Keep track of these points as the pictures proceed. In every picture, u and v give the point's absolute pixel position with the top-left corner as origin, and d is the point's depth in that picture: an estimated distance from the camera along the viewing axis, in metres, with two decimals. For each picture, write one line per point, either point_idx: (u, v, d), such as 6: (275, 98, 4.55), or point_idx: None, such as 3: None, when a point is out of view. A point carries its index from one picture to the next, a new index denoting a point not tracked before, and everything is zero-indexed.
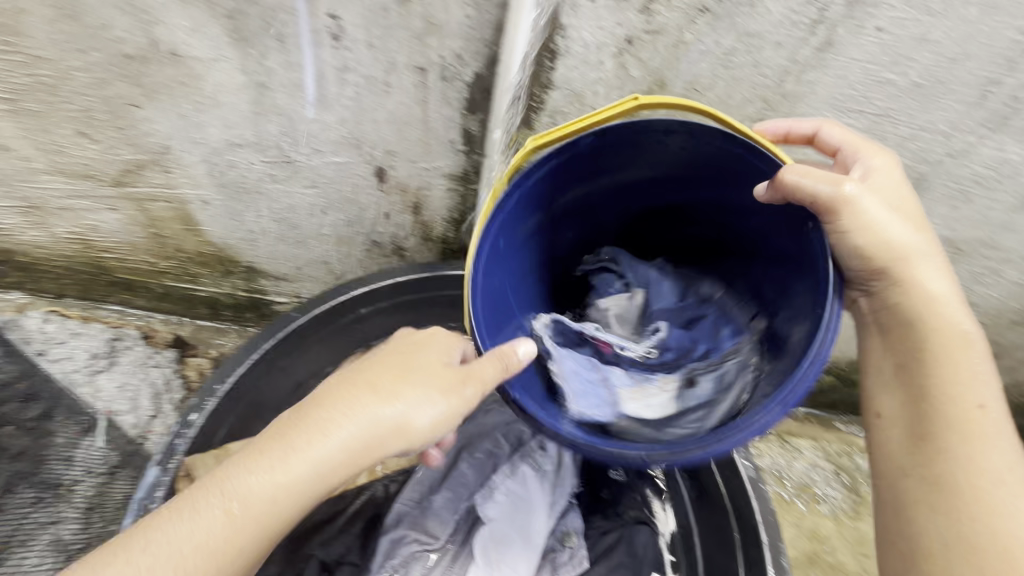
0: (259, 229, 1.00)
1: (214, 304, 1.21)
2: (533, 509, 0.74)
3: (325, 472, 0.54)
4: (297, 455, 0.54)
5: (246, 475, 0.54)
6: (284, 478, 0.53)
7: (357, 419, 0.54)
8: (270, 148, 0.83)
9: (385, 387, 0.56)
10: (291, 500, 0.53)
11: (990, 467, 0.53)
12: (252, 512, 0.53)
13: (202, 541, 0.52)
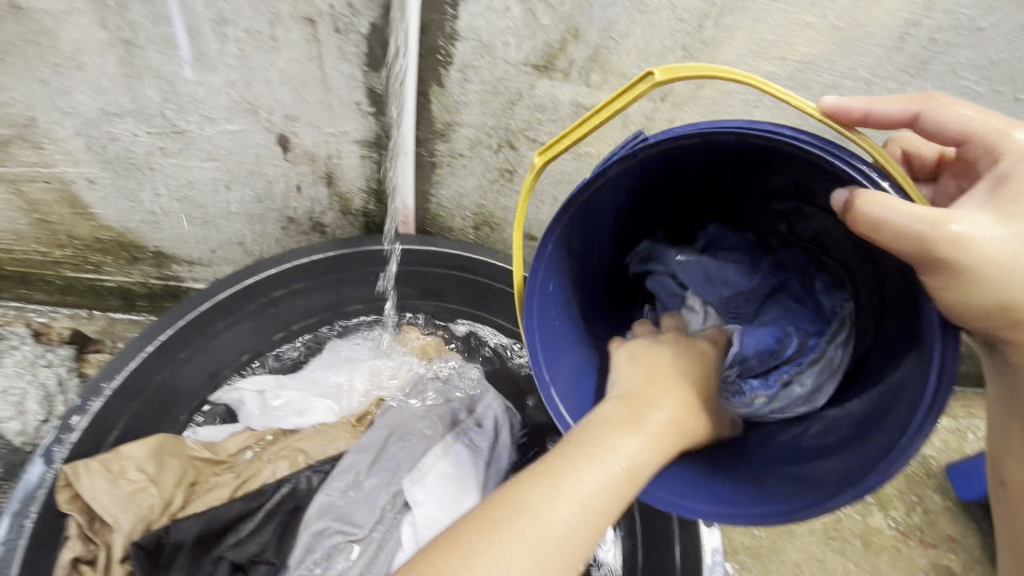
0: (160, 210, 0.90)
1: (125, 295, 1.11)
2: (465, 491, 0.72)
3: (617, 498, 0.44)
4: (570, 484, 0.43)
5: (518, 524, 0.41)
6: (612, 483, 0.44)
7: (628, 435, 0.47)
8: (153, 116, 0.74)
9: (645, 399, 0.52)
10: (586, 532, 0.42)
11: None
12: (547, 552, 0.41)
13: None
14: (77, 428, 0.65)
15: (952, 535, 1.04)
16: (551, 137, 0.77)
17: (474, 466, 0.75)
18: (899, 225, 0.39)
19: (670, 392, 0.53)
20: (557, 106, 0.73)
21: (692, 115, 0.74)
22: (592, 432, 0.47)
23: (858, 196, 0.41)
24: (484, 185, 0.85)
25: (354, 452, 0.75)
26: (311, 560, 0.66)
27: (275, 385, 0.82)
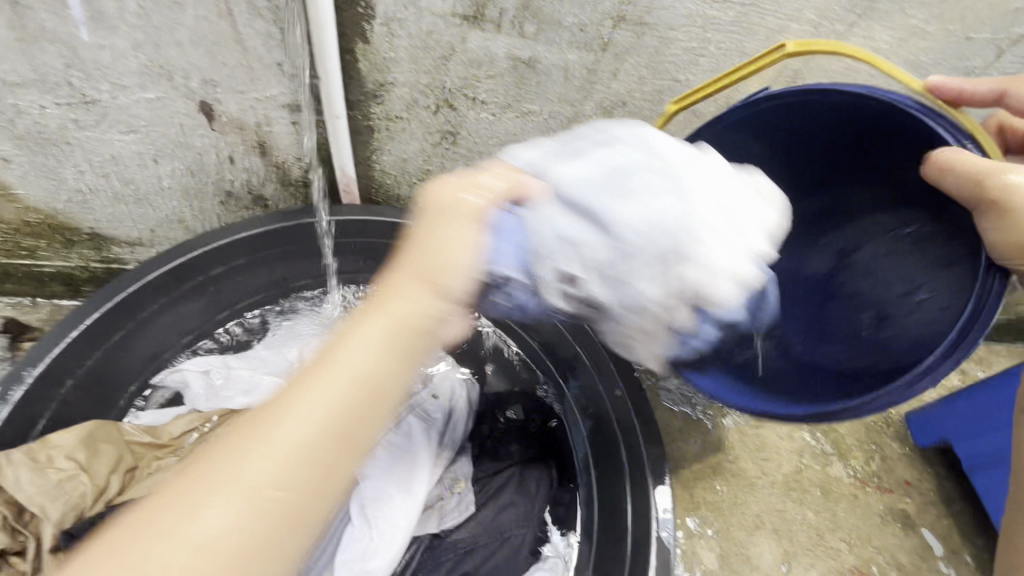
0: (86, 189, 0.85)
1: (69, 282, 1.07)
2: (416, 461, 0.71)
3: (340, 419, 0.40)
4: (296, 394, 0.40)
5: (208, 486, 0.37)
6: (328, 409, 0.40)
7: (353, 340, 0.43)
8: (59, 85, 0.69)
9: (391, 289, 0.46)
10: (292, 476, 0.38)
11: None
12: (297, 457, 0.39)
13: (242, 498, 0.37)
14: None
15: (908, 480, 1.07)
16: (491, 95, 0.74)
17: (425, 438, 0.74)
18: (958, 173, 0.48)
19: (448, 239, 0.47)
20: (493, 60, 0.69)
21: (635, 65, 0.71)
22: (315, 361, 0.43)
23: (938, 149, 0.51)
24: (428, 149, 0.82)
25: None
26: None
27: (222, 364, 0.81)
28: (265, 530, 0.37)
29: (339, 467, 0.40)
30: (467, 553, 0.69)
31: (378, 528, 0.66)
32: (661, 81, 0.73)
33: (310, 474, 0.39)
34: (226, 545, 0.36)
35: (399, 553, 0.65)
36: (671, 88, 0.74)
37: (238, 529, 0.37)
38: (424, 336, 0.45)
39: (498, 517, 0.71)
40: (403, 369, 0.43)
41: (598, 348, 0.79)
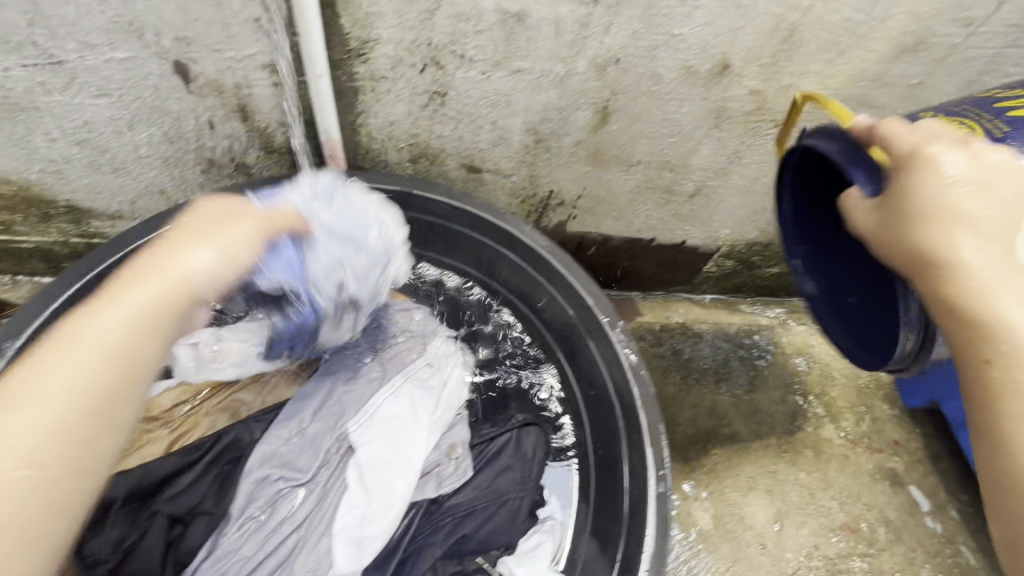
0: (60, 158, 0.82)
1: (47, 258, 1.04)
2: (414, 428, 0.71)
3: (96, 379, 0.42)
4: (96, 323, 0.44)
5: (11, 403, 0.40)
6: (83, 386, 0.42)
7: (113, 308, 0.45)
8: (23, 45, 0.65)
9: (160, 252, 0.49)
10: (82, 422, 0.41)
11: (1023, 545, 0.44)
12: (110, 368, 0.43)
13: (79, 390, 0.42)
14: None
15: (897, 440, 1.09)
16: (480, 52, 0.71)
17: (422, 404, 0.74)
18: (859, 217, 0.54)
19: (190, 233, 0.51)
20: (481, 14, 0.66)
21: (629, 20, 0.68)
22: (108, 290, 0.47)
23: (842, 196, 0.56)
24: (415, 111, 0.79)
25: (295, 400, 0.72)
26: (254, 507, 0.64)
27: (207, 336, 0.73)
28: (33, 458, 0.39)
29: (97, 420, 0.42)
30: (466, 517, 0.69)
31: (375, 495, 0.65)
32: (656, 35, 0.71)
33: (67, 417, 0.41)
34: (68, 424, 0.41)
35: (398, 517, 0.65)
36: (666, 43, 0.72)
37: (57, 423, 0.40)
38: (190, 301, 0.48)
39: (496, 481, 0.71)
40: (156, 345, 0.46)
41: (596, 318, 0.81)
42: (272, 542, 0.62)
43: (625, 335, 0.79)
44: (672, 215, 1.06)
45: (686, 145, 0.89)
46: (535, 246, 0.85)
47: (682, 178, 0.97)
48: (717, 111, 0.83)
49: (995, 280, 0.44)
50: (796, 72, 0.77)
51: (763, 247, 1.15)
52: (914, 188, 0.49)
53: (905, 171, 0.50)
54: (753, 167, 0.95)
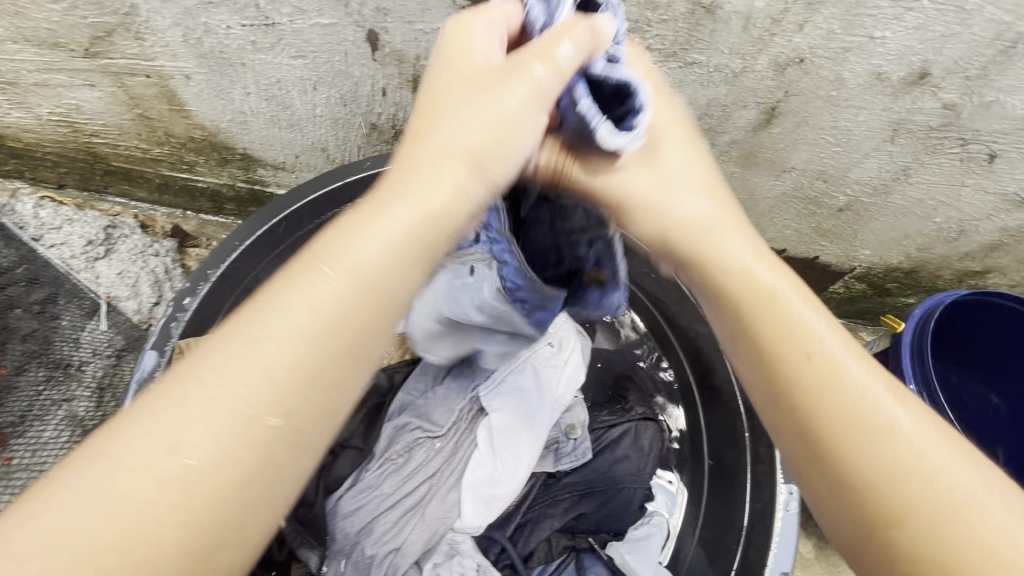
0: (248, 110, 0.91)
1: (215, 198, 1.17)
2: (540, 402, 0.73)
3: (307, 347, 0.36)
4: (324, 271, 0.38)
5: (240, 345, 0.36)
6: (294, 343, 0.36)
7: (365, 232, 0.39)
8: (247, 7, 0.72)
9: (398, 191, 0.41)
10: (284, 397, 0.35)
11: (869, 414, 0.42)
12: (323, 327, 0.37)
13: (274, 366, 0.36)
14: (187, 310, 0.69)
15: None
16: (659, 40, 0.70)
17: (549, 376, 0.75)
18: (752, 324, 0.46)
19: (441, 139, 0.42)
20: (671, 2, 0.65)
21: (827, 18, 0.64)
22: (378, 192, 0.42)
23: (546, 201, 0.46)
24: None
25: (431, 356, 0.77)
26: (393, 450, 0.69)
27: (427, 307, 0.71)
28: (239, 416, 0.35)
29: (299, 392, 0.36)
30: (583, 497, 0.72)
31: (502, 459, 0.68)
32: (852, 37, 0.66)
33: (265, 387, 0.35)
34: (269, 398, 0.35)
35: (522, 482, 0.69)
36: (861, 46, 0.67)
37: (247, 394, 0.35)
38: (439, 234, 0.41)
39: (614, 467, 0.73)
40: (403, 280, 0.39)
41: None
42: (408, 484, 0.67)
43: None
44: (810, 227, 1.03)
45: (850, 155, 0.84)
46: None
47: (835, 191, 0.92)
48: (896, 123, 0.77)
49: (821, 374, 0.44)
50: (1006, 88, 0.70)
51: (903, 273, 1.12)
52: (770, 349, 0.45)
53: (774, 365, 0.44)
54: (921, 188, 0.89)
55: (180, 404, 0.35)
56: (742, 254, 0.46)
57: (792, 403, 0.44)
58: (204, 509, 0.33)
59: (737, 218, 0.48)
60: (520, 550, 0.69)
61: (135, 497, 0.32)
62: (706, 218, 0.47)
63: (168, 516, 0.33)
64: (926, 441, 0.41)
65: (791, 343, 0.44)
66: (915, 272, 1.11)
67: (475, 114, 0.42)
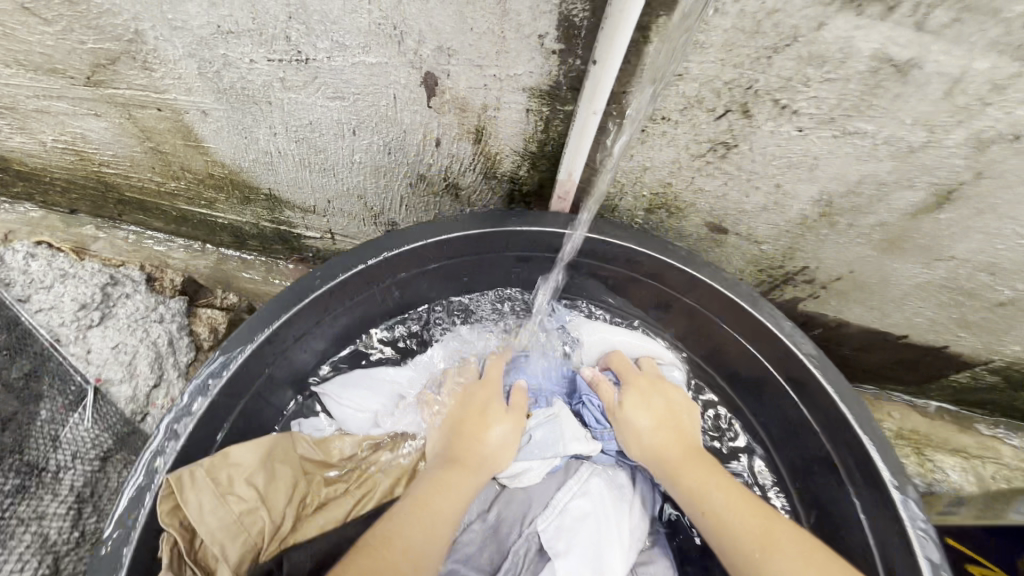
0: (275, 151, 0.76)
1: (236, 234, 1.03)
2: (615, 542, 0.59)
3: (454, 520, 0.55)
4: (456, 486, 0.58)
5: (416, 518, 0.53)
6: (443, 517, 0.54)
7: (466, 474, 0.59)
8: (275, 38, 0.57)
9: (463, 442, 0.62)
10: (439, 546, 0.52)
11: (757, 547, 0.51)
12: (450, 522, 0.55)
13: (436, 528, 0.53)
14: (179, 436, 0.56)
15: None
16: (814, 104, 0.52)
17: (615, 509, 0.62)
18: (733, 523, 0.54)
19: (486, 428, 0.63)
20: (848, 58, 0.47)
21: None
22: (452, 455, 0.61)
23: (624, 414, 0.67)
24: (683, 161, 0.62)
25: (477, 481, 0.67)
26: None
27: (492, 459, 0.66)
28: (417, 557, 0.50)
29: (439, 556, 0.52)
30: None
31: None
32: None
33: (426, 542, 0.51)
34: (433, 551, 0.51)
35: None
36: None
37: (425, 544, 0.51)
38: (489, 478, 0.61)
39: None
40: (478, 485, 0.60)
41: (869, 466, 0.60)
42: None
43: (920, 512, 0.57)
44: (950, 319, 0.82)
45: None
46: (794, 349, 0.65)
47: (1001, 285, 0.72)
48: None
49: (763, 529, 0.52)
50: None
51: None
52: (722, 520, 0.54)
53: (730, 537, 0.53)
54: None
55: (381, 553, 0.49)
56: (691, 480, 0.59)
57: None
58: None
59: (711, 473, 0.59)
60: None
61: None
62: (690, 481, 0.59)
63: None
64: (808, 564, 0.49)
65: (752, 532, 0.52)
66: None
67: (504, 438, 0.63)
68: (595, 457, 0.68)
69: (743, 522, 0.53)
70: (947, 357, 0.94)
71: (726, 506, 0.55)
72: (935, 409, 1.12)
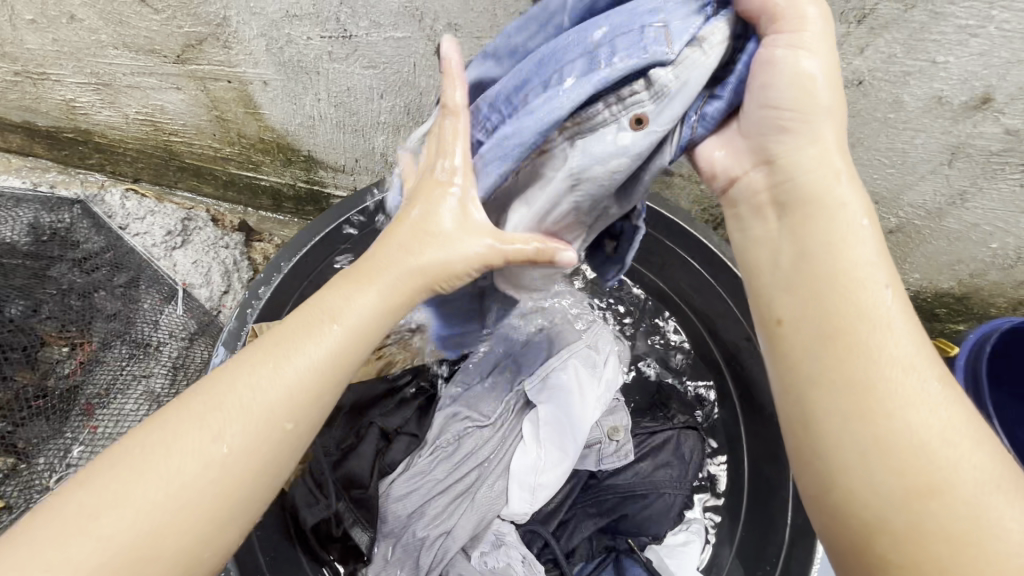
0: (317, 115, 0.97)
1: (275, 196, 1.23)
2: (582, 400, 0.75)
3: (322, 376, 0.43)
4: (306, 339, 0.44)
5: (240, 383, 0.42)
6: (312, 360, 0.43)
7: (351, 297, 0.46)
8: (329, 20, 0.78)
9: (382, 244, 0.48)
10: (295, 408, 0.42)
11: (885, 375, 0.35)
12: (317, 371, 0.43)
13: (302, 376, 0.43)
14: (262, 299, 0.76)
15: None
16: None
17: (589, 379, 0.77)
18: (887, 386, 0.35)
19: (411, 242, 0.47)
20: None
21: (890, 41, 0.65)
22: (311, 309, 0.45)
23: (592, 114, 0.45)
24: None
25: (478, 354, 0.81)
26: (445, 437, 0.74)
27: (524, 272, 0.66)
28: (258, 424, 0.41)
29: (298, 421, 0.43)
30: (626, 498, 0.76)
31: (546, 449, 0.73)
32: (915, 61, 0.67)
33: (273, 399, 0.42)
34: (287, 414, 0.42)
35: (567, 471, 0.73)
36: (924, 70, 0.68)
37: (282, 391, 0.42)
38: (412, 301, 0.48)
39: (656, 473, 0.77)
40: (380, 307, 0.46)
41: None
42: (459, 471, 0.71)
43: None
44: None
45: (905, 178, 0.84)
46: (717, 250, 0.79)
47: (887, 213, 0.92)
48: (955, 147, 0.77)
49: (904, 394, 0.35)
50: None
51: (954, 299, 1.10)
52: (863, 363, 0.36)
53: (854, 398, 0.36)
54: (977, 213, 0.87)
55: (196, 409, 0.41)
56: (876, 300, 0.37)
57: (895, 486, 0.34)
58: (218, 489, 0.39)
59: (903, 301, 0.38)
60: (563, 546, 0.75)
61: (151, 513, 0.37)
62: (842, 278, 0.38)
63: (160, 535, 0.37)
64: (958, 426, 0.35)
65: (886, 389, 0.35)
66: (966, 298, 1.09)
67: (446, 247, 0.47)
68: (578, 348, 0.80)
69: (895, 373, 0.35)
70: None
71: (883, 346, 0.36)
72: None
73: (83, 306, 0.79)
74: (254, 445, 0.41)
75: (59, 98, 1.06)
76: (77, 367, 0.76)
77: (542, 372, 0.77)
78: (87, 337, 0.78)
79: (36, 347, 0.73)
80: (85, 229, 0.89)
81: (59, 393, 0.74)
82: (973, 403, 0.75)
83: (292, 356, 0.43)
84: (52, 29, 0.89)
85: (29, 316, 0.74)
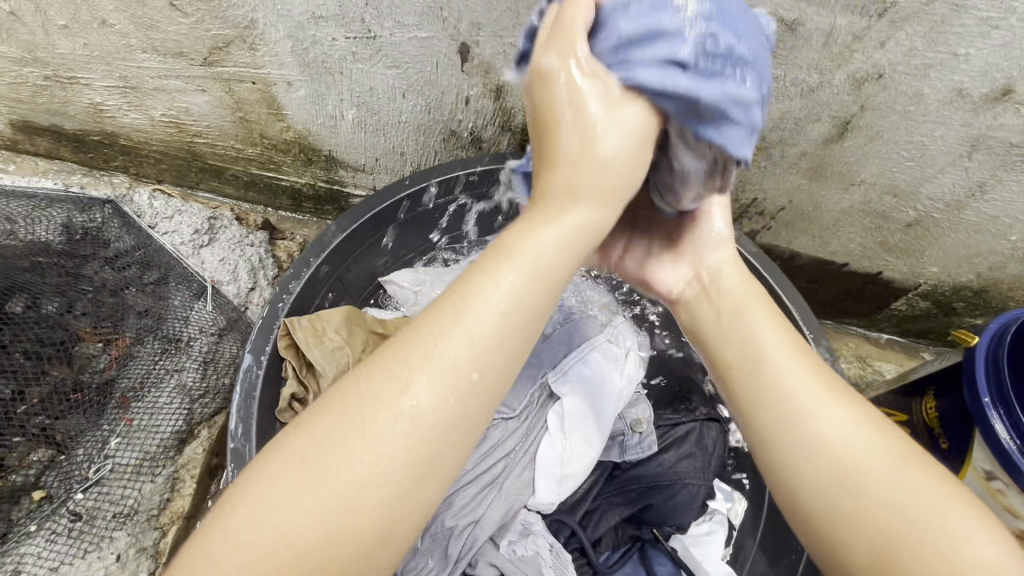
0: (339, 115, 0.99)
1: (295, 195, 1.25)
2: (605, 392, 0.77)
3: (517, 329, 0.40)
4: (488, 289, 0.41)
5: (419, 355, 0.39)
6: (508, 305, 0.40)
7: (533, 237, 0.43)
8: (353, 21, 0.79)
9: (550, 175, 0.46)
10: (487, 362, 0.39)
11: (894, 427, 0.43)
12: (510, 329, 0.40)
13: (490, 342, 0.40)
14: (293, 293, 0.77)
15: None
16: None
17: (610, 372, 0.79)
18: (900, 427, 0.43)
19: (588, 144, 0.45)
20: None
21: (911, 35, 0.66)
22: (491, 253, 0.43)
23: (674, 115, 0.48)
24: None
25: None
26: None
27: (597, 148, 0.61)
28: (454, 391, 0.38)
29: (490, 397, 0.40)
30: (651, 489, 0.77)
31: (572, 441, 0.74)
32: (934, 53, 0.68)
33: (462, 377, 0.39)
34: (476, 367, 0.39)
35: (592, 462, 0.74)
36: (944, 62, 0.68)
37: (482, 352, 0.39)
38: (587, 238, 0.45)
39: (680, 464, 0.78)
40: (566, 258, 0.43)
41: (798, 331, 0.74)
42: (486, 462, 0.72)
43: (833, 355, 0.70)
44: (876, 242, 1.03)
45: (923, 170, 0.84)
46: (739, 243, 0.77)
47: (905, 207, 0.93)
48: (975, 139, 0.77)
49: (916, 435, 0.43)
50: None
51: (973, 292, 1.10)
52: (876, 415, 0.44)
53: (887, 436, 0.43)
54: (997, 205, 0.88)
55: (384, 378, 0.38)
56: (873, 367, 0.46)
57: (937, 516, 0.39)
58: (417, 466, 0.37)
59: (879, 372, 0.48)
60: (589, 535, 0.76)
61: (328, 509, 0.35)
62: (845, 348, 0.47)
63: (345, 517, 0.35)
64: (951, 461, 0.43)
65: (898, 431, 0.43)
66: (984, 292, 1.09)
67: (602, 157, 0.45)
68: (599, 343, 0.82)
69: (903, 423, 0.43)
70: (883, 284, 1.14)
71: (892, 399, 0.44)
72: (886, 340, 1.31)
73: (116, 303, 0.80)
74: (452, 416, 0.38)
75: (87, 102, 1.09)
76: (112, 361, 0.79)
77: (564, 365, 0.79)
78: (120, 332, 0.80)
79: (72, 342, 0.75)
80: (117, 228, 0.91)
81: (95, 386, 0.76)
82: (994, 393, 0.74)
83: (461, 324, 0.40)
84: (83, 34, 0.91)
85: (64, 314, 0.75)
